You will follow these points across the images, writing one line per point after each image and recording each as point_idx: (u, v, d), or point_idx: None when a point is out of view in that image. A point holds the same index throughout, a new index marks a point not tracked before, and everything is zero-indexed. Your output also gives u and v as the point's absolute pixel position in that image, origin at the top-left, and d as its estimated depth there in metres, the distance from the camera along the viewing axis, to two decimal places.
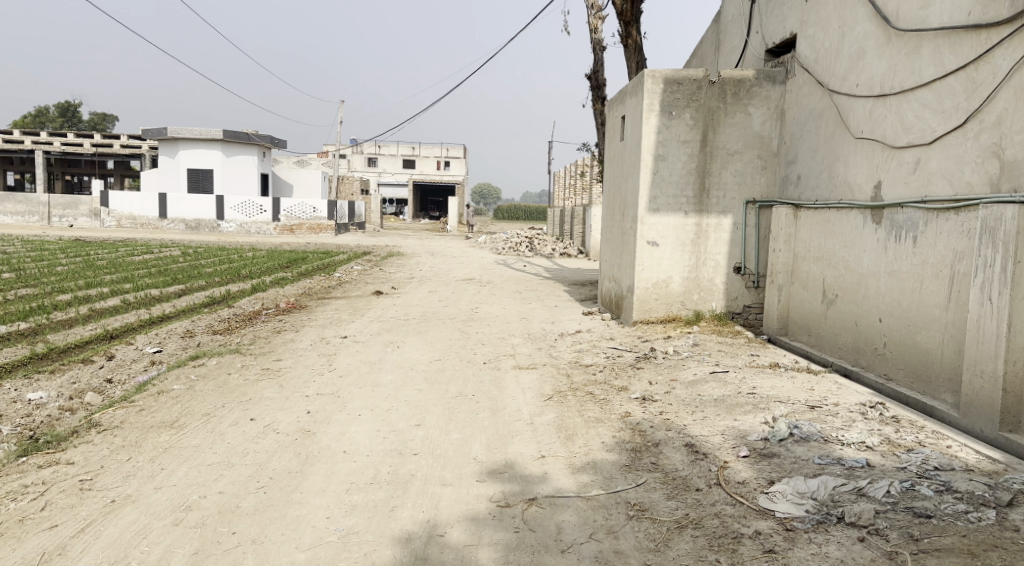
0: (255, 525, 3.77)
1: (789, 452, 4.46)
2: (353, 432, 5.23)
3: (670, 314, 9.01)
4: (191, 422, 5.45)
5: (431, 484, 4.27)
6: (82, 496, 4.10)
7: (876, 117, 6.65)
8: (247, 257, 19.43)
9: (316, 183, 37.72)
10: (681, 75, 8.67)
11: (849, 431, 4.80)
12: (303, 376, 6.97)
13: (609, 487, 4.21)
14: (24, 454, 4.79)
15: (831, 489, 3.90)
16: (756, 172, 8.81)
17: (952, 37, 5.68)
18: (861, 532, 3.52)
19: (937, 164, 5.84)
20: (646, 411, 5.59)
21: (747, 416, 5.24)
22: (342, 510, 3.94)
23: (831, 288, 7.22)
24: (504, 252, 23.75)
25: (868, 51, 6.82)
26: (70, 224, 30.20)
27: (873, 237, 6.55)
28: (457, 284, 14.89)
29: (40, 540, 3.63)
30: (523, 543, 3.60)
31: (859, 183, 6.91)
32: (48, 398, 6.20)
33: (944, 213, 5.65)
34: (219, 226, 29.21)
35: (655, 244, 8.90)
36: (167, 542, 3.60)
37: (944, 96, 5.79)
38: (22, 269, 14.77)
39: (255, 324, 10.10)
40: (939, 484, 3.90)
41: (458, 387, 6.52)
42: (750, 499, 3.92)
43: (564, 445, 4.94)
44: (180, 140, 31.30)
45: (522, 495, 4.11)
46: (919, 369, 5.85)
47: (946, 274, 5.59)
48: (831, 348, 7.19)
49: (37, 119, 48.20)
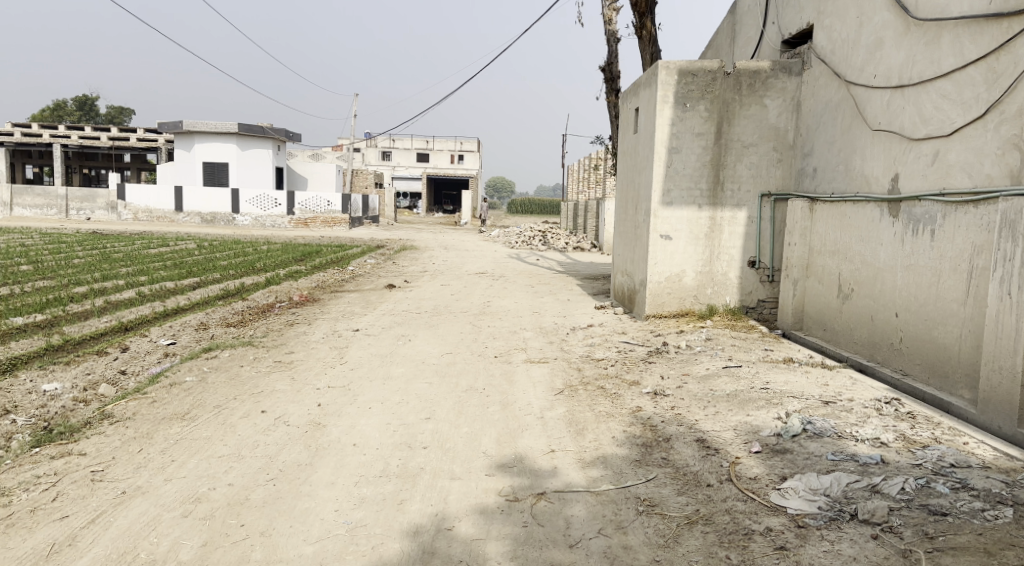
0: (264, 517, 3.77)
1: (802, 448, 4.41)
2: (363, 426, 5.22)
3: (683, 308, 8.95)
4: (202, 414, 5.48)
5: (440, 478, 4.25)
6: (93, 487, 4.11)
7: (894, 109, 6.55)
8: (261, 250, 19.53)
9: (332, 176, 37.88)
10: (695, 66, 8.57)
11: (864, 427, 4.73)
12: (316, 368, 6.99)
13: (619, 483, 4.17)
14: (37, 445, 4.83)
15: (844, 486, 3.84)
16: (771, 165, 8.69)
17: (973, 27, 5.57)
18: (875, 530, 3.46)
19: (956, 156, 5.74)
20: (658, 405, 5.56)
21: (759, 411, 5.19)
22: (350, 504, 3.93)
23: (847, 282, 7.13)
24: (518, 245, 23.74)
25: (887, 42, 6.71)
26: (87, 217, 30.47)
27: (890, 231, 6.45)
28: (470, 278, 14.85)
29: (51, 530, 3.65)
30: (531, 537, 3.58)
31: (876, 176, 6.81)
32: (62, 389, 6.25)
33: (963, 206, 5.55)
34: (235, 219, 29.42)
35: (668, 237, 8.83)
36: (176, 533, 3.61)
37: (964, 87, 5.68)
38: (39, 262, 14.91)
39: (269, 316, 10.15)
40: (955, 481, 3.83)
41: (468, 380, 6.50)
42: (762, 495, 3.87)
43: (574, 439, 4.90)
44: (195, 133, 31.52)
45: (531, 489, 4.08)
46: (936, 365, 5.77)
47: (965, 268, 5.50)
48: (846, 343, 7.10)
49: (55, 114, 48.65)
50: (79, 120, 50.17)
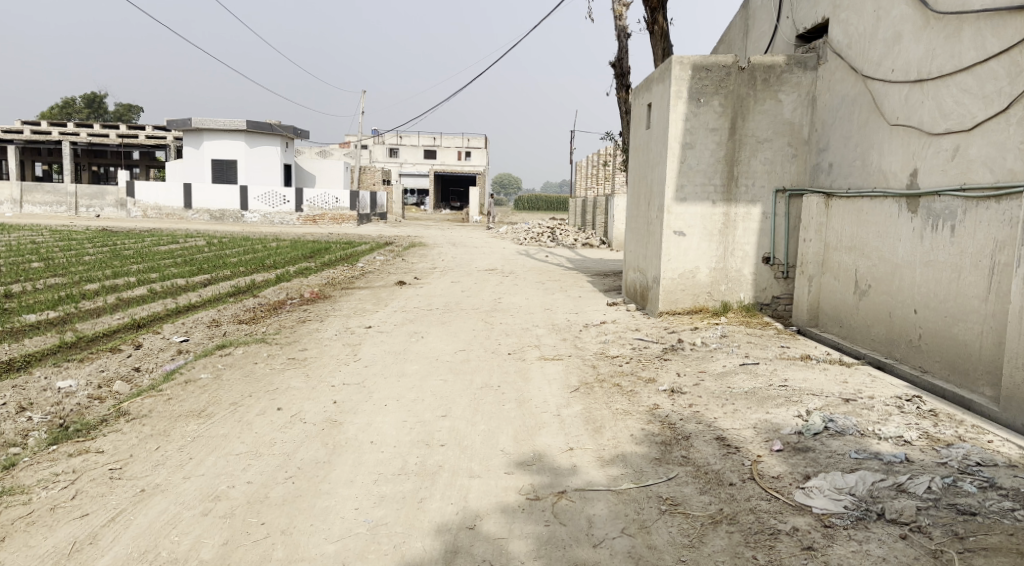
0: (285, 516, 3.75)
1: (824, 446, 4.36)
2: (380, 423, 5.20)
3: (697, 305, 8.90)
4: (219, 411, 5.46)
5: (459, 476, 4.23)
6: (112, 485, 4.11)
7: (913, 103, 6.47)
8: (271, 247, 19.57)
9: (339, 174, 37.76)
10: (709, 61, 8.51)
11: (886, 425, 4.68)
12: (329, 365, 6.98)
13: (640, 481, 4.13)
14: (55, 443, 4.83)
15: (869, 485, 3.80)
16: (786, 160, 8.62)
17: (995, 20, 5.50)
18: (903, 529, 3.42)
19: (977, 151, 5.67)
20: (675, 403, 5.52)
21: (779, 409, 5.14)
22: (371, 502, 3.90)
23: (863, 279, 7.07)
24: (527, 242, 23.63)
25: (905, 35, 6.64)
26: (97, 215, 30.68)
27: (908, 226, 6.39)
28: (479, 274, 14.85)
29: (72, 528, 3.65)
30: (555, 537, 3.55)
31: (894, 171, 6.74)
32: (77, 386, 6.24)
33: (985, 201, 5.49)
34: (242, 217, 29.44)
35: (682, 234, 8.78)
36: (196, 532, 3.59)
37: (986, 81, 5.61)
38: (51, 259, 15.00)
39: (280, 313, 10.16)
40: (982, 480, 3.78)
41: (483, 377, 6.47)
42: (786, 494, 3.83)
43: (592, 437, 4.87)
44: (204, 131, 31.59)
45: (552, 488, 4.05)
46: (956, 361, 5.71)
47: (986, 264, 5.44)
48: (863, 340, 7.04)
49: (65, 111, 48.80)
50: (88, 117, 50.38)
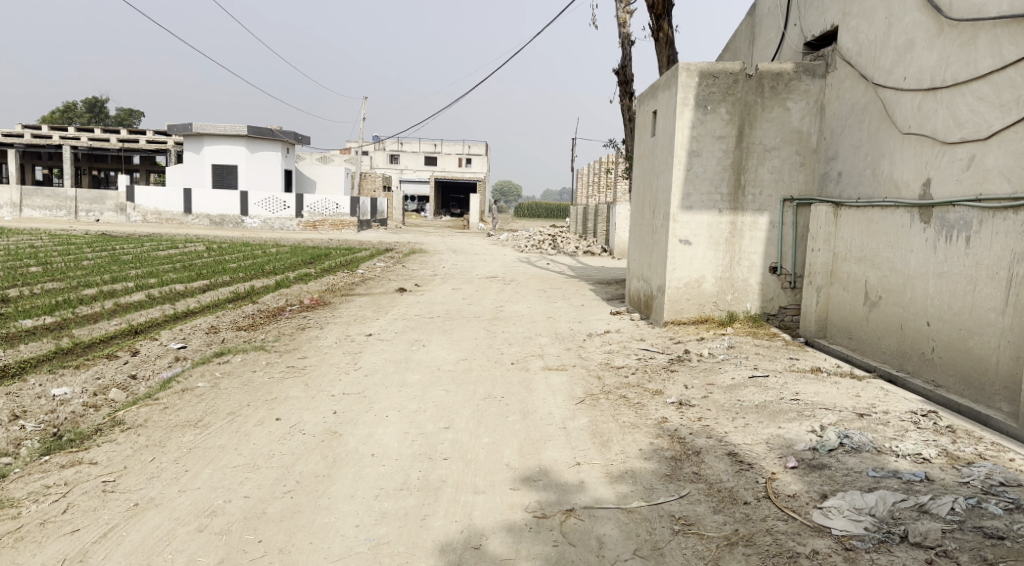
0: (283, 533, 3.61)
1: (840, 463, 4.23)
2: (381, 435, 5.06)
3: (703, 314, 8.75)
4: (216, 422, 5.32)
5: (463, 492, 4.09)
6: (104, 498, 3.97)
7: (926, 111, 6.36)
8: (271, 253, 19.38)
9: (341, 179, 37.72)
10: (717, 67, 8.36)
11: (903, 441, 4.54)
12: (329, 374, 6.84)
13: (650, 499, 3.99)
14: (46, 453, 4.69)
15: (890, 505, 3.67)
16: (794, 169, 8.52)
17: (1013, 28, 5.39)
18: (929, 554, 3.28)
19: (994, 161, 5.56)
20: (684, 416, 5.38)
21: (792, 423, 5.00)
22: (372, 519, 3.77)
23: (873, 290, 6.94)
24: (527, 249, 23.61)
25: (918, 42, 6.53)
26: (97, 219, 30.46)
27: (920, 237, 6.26)
28: (480, 281, 14.69)
29: (61, 545, 3.51)
30: (563, 558, 3.41)
31: (906, 181, 6.62)
32: (72, 393, 6.10)
33: (1001, 211, 5.36)
34: (242, 221, 29.35)
35: (688, 242, 8.64)
36: (191, 550, 3.46)
37: (1003, 89, 5.50)
38: (50, 263, 14.80)
39: (280, 320, 10.01)
40: (1008, 501, 3.65)
41: (486, 388, 6.33)
42: (803, 514, 3.69)
43: (600, 452, 4.73)
44: (205, 135, 31.44)
45: (559, 505, 3.91)
46: (972, 377, 5.60)
47: (1002, 276, 5.32)
48: (873, 353, 6.91)
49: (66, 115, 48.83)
50: (92, 121, 50.54)
